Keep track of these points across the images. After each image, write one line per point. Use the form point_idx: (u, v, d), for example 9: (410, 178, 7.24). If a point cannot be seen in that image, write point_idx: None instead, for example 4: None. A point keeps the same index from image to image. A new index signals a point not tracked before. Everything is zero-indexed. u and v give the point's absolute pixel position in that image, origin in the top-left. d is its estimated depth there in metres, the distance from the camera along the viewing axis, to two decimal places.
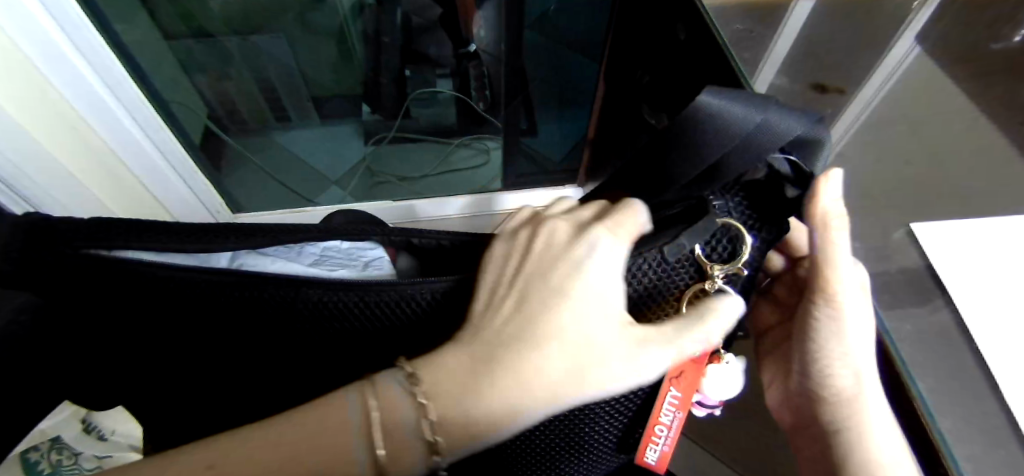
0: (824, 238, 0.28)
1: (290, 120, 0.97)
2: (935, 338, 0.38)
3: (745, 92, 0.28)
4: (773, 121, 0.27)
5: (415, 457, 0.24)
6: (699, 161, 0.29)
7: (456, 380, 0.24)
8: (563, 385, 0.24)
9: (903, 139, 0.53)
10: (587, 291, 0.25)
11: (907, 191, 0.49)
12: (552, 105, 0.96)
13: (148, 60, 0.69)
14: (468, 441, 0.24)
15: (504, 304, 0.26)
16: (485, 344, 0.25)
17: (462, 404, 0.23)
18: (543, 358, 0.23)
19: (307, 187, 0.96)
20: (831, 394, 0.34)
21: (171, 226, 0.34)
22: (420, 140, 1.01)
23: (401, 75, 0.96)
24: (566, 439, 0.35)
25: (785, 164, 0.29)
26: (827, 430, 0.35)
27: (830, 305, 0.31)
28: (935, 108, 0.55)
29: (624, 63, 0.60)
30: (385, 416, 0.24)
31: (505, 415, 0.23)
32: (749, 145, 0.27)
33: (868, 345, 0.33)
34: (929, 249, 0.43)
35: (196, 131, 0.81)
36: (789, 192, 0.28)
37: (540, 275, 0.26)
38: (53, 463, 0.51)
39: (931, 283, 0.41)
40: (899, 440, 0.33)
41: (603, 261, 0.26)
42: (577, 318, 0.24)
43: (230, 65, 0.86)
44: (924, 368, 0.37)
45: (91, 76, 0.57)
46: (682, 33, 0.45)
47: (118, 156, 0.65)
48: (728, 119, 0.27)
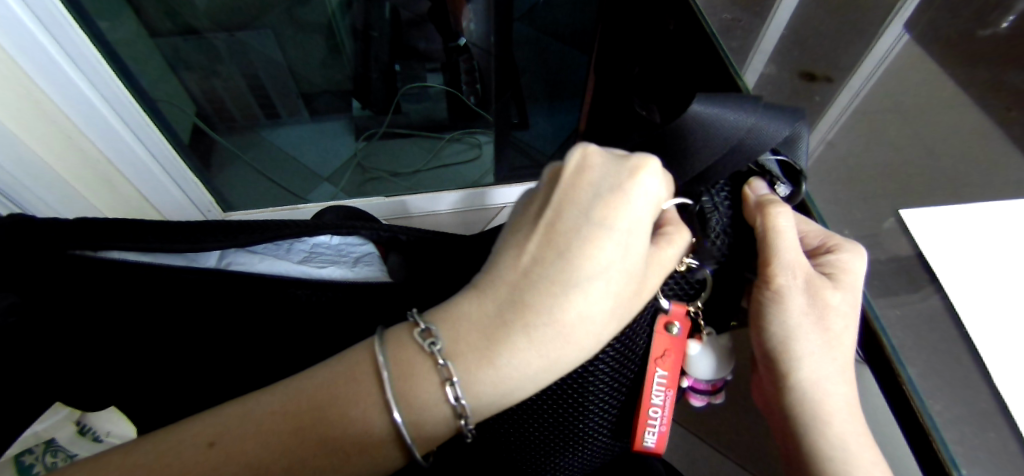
0: (766, 224, 0.30)
1: (280, 117, 0.96)
2: (924, 324, 0.39)
3: (732, 99, 0.31)
4: (763, 124, 0.30)
5: (443, 415, 0.26)
6: (689, 169, 0.31)
7: (490, 328, 0.25)
8: (606, 324, 0.26)
9: (892, 127, 0.53)
10: (629, 221, 0.26)
11: (897, 179, 0.49)
12: (544, 98, 0.96)
13: (134, 60, 0.68)
14: (498, 396, 0.26)
15: (531, 240, 0.27)
16: (513, 287, 0.26)
17: (490, 356, 0.25)
18: (580, 302, 0.25)
19: (299, 185, 0.95)
20: (779, 382, 0.33)
21: (170, 222, 0.35)
22: (410, 135, 1.00)
23: (390, 69, 0.95)
24: (565, 434, 0.36)
25: (777, 166, 0.33)
26: (784, 423, 0.33)
27: (772, 292, 0.32)
28: (925, 95, 0.55)
29: (614, 55, 0.59)
30: (403, 377, 0.25)
31: (551, 359, 0.25)
32: (742, 149, 0.30)
33: (823, 334, 0.32)
34: (919, 238, 0.43)
35: (185, 130, 0.79)
36: (781, 190, 0.33)
37: (578, 209, 0.27)
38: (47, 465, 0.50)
39: (922, 270, 0.41)
40: (858, 435, 0.31)
41: (646, 193, 0.27)
42: (618, 256, 0.25)
43: (217, 62, 0.85)
44: (913, 352, 0.38)
45: (79, 77, 0.56)
46: (671, 24, 0.45)
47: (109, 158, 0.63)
48: (716, 128, 0.30)
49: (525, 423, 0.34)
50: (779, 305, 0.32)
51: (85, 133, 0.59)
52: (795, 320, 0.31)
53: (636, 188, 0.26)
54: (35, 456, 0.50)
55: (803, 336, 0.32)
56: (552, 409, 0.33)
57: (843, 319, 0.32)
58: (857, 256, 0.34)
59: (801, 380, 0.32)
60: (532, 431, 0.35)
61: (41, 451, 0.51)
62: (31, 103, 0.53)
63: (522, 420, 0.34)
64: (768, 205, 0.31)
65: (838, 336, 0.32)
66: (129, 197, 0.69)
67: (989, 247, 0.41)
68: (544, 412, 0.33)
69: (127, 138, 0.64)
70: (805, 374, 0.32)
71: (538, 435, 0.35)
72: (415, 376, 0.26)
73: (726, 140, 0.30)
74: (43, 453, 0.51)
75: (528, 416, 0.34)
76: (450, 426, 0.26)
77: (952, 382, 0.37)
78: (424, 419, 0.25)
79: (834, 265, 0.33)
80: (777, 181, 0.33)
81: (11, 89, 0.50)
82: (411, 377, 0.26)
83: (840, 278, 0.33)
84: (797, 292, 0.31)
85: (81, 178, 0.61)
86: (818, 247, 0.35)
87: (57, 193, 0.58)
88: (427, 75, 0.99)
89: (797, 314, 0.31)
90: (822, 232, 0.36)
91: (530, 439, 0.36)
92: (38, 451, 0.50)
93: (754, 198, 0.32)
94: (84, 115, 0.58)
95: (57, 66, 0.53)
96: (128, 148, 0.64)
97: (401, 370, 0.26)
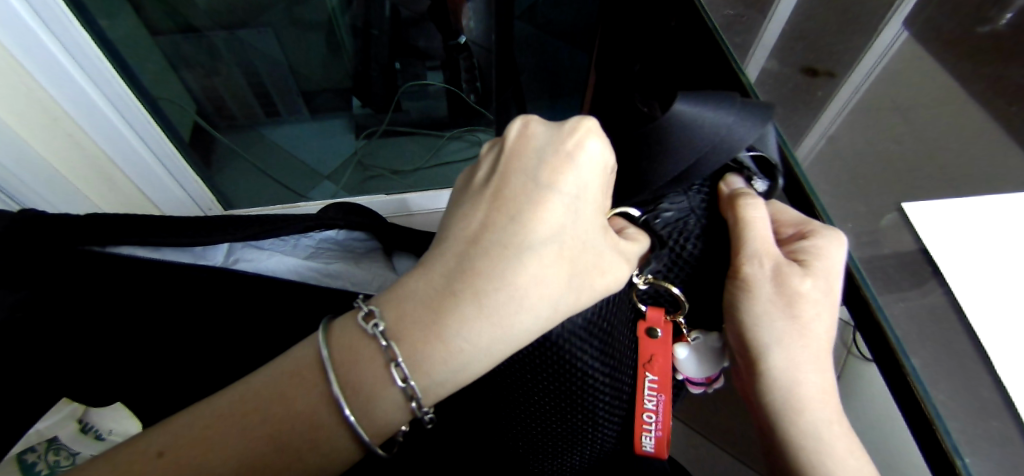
0: (735, 216, 0.31)
1: (280, 115, 0.95)
2: (928, 319, 0.39)
3: (710, 100, 0.31)
4: (745, 119, 0.30)
5: (390, 396, 0.25)
6: (672, 166, 0.30)
7: (435, 299, 0.25)
8: (563, 287, 0.25)
9: (892, 123, 0.53)
10: (572, 184, 0.26)
11: (898, 175, 0.49)
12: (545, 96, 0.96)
13: (134, 58, 0.68)
14: (451, 372, 0.25)
15: (479, 208, 0.27)
16: (460, 255, 0.26)
17: (439, 330, 0.24)
18: (533, 264, 0.25)
19: (299, 183, 0.95)
20: (748, 371, 0.33)
21: (198, 219, 0.38)
22: (410, 132, 1.01)
23: (390, 67, 0.94)
24: (570, 443, 0.36)
25: (752, 161, 0.32)
26: (761, 415, 0.33)
27: (743, 284, 0.31)
28: (926, 92, 0.55)
29: (615, 53, 0.59)
30: (344, 365, 0.25)
31: (505, 326, 0.24)
32: (723, 141, 0.29)
33: (792, 323, 0.31)
34: (922, 233, 0.43)
35: (185, 128, 0.79)
36: (758, 185, 0.33)
37: (525, 177, 0.27)
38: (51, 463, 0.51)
39: (925, 264, 0.42)
40: (831, 425, 0.31)
41: (590, 160, 0.27)
42: (571, 221, 0.26)
43: (218, 60, 0.85)
44: (917, 345, 0.38)
45: (79, 75, 0.55)
46: (673, 20, 0.46)
47: (109, 156, 0.63)
48: (698, 126, 0.30)
49: (528, 430, 0.35)
50: (746, 293, 0.31)
51: (86, 131, 0.59)
52: (760, 309, 0.31)
53: (585, 159, 0.27)
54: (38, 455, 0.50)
55: (769, 325, 0.31)
56: (556, 420, 0.33)
57: (816, 307, 0.31)
58: (830, 241, 0.34)
59: (775, 373, 0.31)
60: (535, 437, 0.35)
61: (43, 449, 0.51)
62: (33, 101, 0.52)
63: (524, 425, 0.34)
64: (737, 198, 0.31)
65: (809, 324, 0.31)
66: (129, 195, 0.69)
67: (993, 241, 0.41)
68: (548, 422, 0.34)
69: (127, 136, 0.64)
70: (771, 364, 0.31)
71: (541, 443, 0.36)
72: (357, 361, 0.25)
73: (711, 137, 0.29)
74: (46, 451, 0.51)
75: (528, 420, 0.34)
76: (403, 409, 0.26)
77: (957, 375, 0.37)
78: (373, 403, 0.25)
79: (808, 252, 0.33)
80: (754, 175, 0.32)
81: (11, 86, 0.50)
82: (356, 360, 0.25)
83: (811, 264, 0.32)
84: (764, 281, 0.31)
85: (81, 176, 0.61)
86: (793, 235, 0.35)
87: (58, 191, 0.58)
88: (427, 73, 0.99)
89: (763, 303, 0.31)
90: (797, 220, 0.36)
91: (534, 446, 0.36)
92: (41, 450, 0.51)
93: (727, 192, 0.32)
94: (84, 112, 0.58)
95: (56, 62, 0.52)
96: (128, 146, 0.64)
97: (347, 356, 0.25)
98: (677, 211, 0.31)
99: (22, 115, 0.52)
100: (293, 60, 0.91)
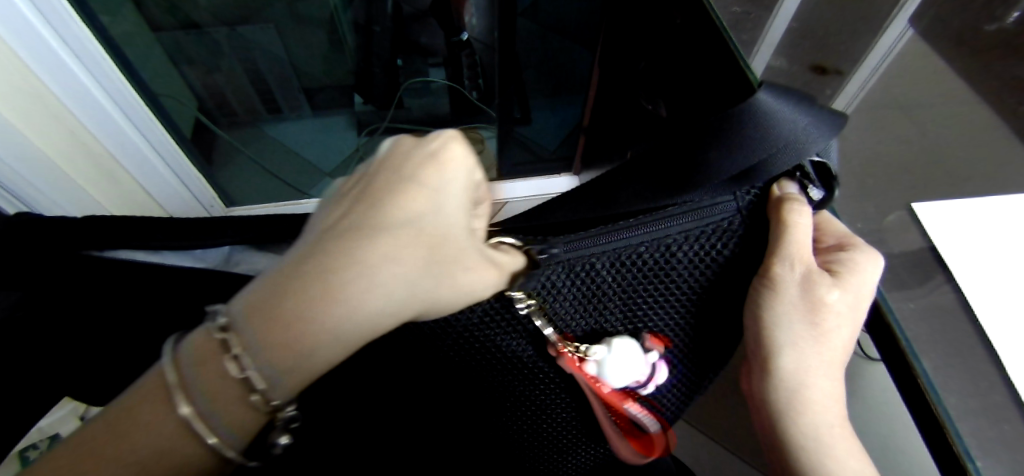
0: (782, 218, 0.29)
1: (281, 112, 0.95)
2: (939, 319, 0.41)
3: (792, 96, 0.29)
4: (819, 124, 0.28)
5: (242, 401, 0.21)
6: (739, 160, 0.28)
7: (278, 287, 0.20)
8: (420, 270, 0.22)
9: (888, 124, 0.57)
10: (440, 177, 0.23)
11: (891, 171, 0.52)
12: (546, 94, 0.94)
13: (135, 54, 0.67)
14: (296, 362, 0.21)
15: (343, 202, 0.23)
16: (312, 244, 0.22)
17: (280, 317, 0.20)
18: (390, 245, 0.21)
19: (298, 179, 0.94)
20: (758, 369, 0.32)
21: (238, 219, 0.39)
22: (412, 129, 0.98)
23: (391, 64, 0.93)
24: (573, 421, 0.38)
25: (813, 167, 0.30)
26: (765, 414, 0.32)
27: (773, 288, 0.30)
28: (925, 93, 0.58)
29: (619, 50, 0.58)
30: (191, 364, 0.21)
31: (348, 308, 0.20)
32: (795, 146, 0.27)
33: (811, 328, 0.30)
34: (931, 230, 0.45)
35: (186, 125, 0.79)
36: (813, 193, 0.31)
37: (391, 170, 0.23)
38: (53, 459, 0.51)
39: (934, 263, 0.43)
40: (836, 430, 0.30)
41: (459, 157, 0.24)
42: (434, 209, 0.22)
43: (219, 57, 0.86)
44: (927, 346, 0.40)
45: (82, 73, 0.55)
46: (679, 17, 0.42)
47: (112, 153, 0.63)
48: (780, 123, 0.28)
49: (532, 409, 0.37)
50: (772, 293, 0.30)
51: (89, 129, 0.59)
52: (783, 310, 0.30)
53: (454, 155, 0.24)
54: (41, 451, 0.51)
55: (786, 326, 0.30)
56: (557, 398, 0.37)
57: (840, 316, 0.30)
58: (872, 258, 0.32)
59: (791, 379, 0.30)
60: (538, 416, 0.38)
61: (45, 445, 0.52)
62: (38, 99, 0.53)
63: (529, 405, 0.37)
64: (786, 201, 0.29)
65: (829, 331, 0.30)
66: (132, 192, 0.69)
67: (996, 242, 0.42)
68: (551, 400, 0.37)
69: (130, 133, 0.64)
70: (786, 365, 0.30)
71: (546, 420, 0.38)
72: (202, 362, 0.21)
73: (786, 137, 0.27)
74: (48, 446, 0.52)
75: (534, 399, 0.37)
76: (256, 412, 0.22)
77: (966, 377, 0.38)
78: (227, 409, 0.21)
79: (844, 264, 0.31)
80: (811, 183, 0.31)
81: (15, 84, 0.50)
82: (204, 363, 0.21)
83: (842, 273, 0.31)
84: (792, 285, 0.29)
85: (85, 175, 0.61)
86: (833, 245, 0.34)
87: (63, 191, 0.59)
88: (428, 69, 0.97)
89: (787, 305, 0.30)
90: (842, 232, 0.34)
91: (539, 424, 0.39)
92: (42, 447, 0.51)
93: (779, 195, 0.30)
94: (86, 110, 0.57)
95: (59, 59, 0.52)
96: (131, 144, 0.64)
97: (195, 359, 0.21)
98: (718, 209, 0.30)
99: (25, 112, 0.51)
100: (295, 56, 0.91)
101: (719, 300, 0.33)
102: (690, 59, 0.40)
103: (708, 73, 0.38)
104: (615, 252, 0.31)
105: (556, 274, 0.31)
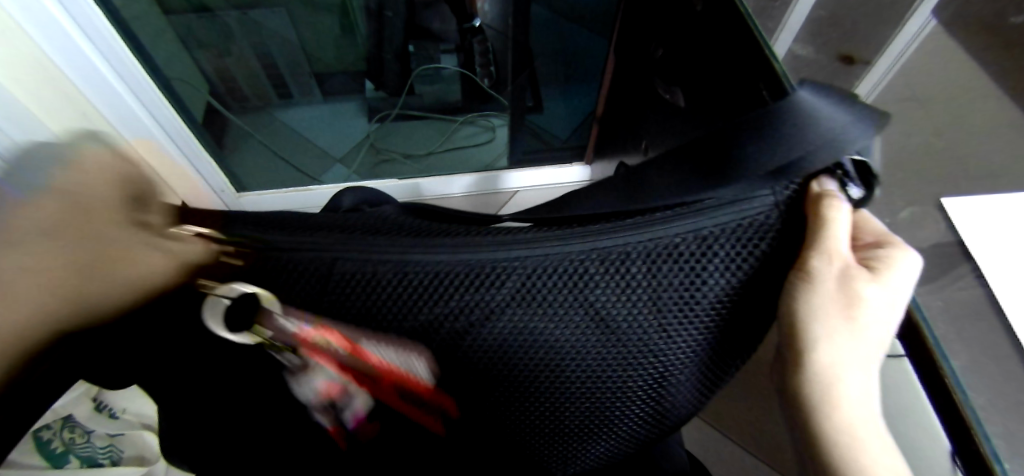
0: (818, 212, 0.27)
1: (292, 96, 0.95)
2: (970, 315, 0.42)
3: (829, 92, 0.26)
4: (860, 118, 0.25)
5: None
6: (773, 157, 0.24)
7: None
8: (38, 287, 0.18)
9: (911, 115, 0.56)
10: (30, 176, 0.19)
11: (910, 166, 0.53)
12: (559, 82, 0.94)
13: (147, 35, 0.68)
14: None
15: None
16: None
17: None
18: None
19: (312, 165, 0.96)
20: (789, 364, 0.32)
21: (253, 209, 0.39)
22: (424, 117, 1.00)
23: (403, 50, 0.92)
24: (591, 421, 0.34)
25: (850, 163, 0.27)
26: (796, 408, 0.32)
27: (808, 284, 0.29)
28: (945, 85, 0.57)
29: (637, 35, 0.57)
30: None
31: None
32: (835, 143, 0.24)
33: (844, 324, 0.29)
34: (960, 225, 0.46)
35: (198, 108, 0.80)
36: (852, 192, 0.28)
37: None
38: (66, 442, 0.43)
39: (959, 252, 0.45)
40: (872, 425, 0.30)
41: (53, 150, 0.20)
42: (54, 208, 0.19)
43: (230, 41, 0.84)
44: (959, 346, 0.41)
45: (87, 48, 0.58)
46: (699, 4, 0.41)
47: (117, 129, 0.66)
48: (818, 119, 0.25)
49: (543, 409, 0.33)
50: (807, 288, 0.29)
51: (96, 104, 0.62)
52: (820, 306, 0.29)
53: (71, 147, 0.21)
54: (53, 432, 0.42)
55: (822, 320, 0.29)
56: (575, 398, 0.32)
57: (873, 312, 0.29)
58: (911, 257, 0.31)
59: (824, 374, 0.30)
60: (550, 415, 0.33)
61: (59, 426, 0.43)
62: (41, 66, 0.55)
63: (539, 404, 0.32)
64: (822, 199, 0.27)
65: (862, 326, 0.30)
66: None
67: (1010, 234, 0.44)
68: (567, 400, 0.32)
69: (137, 112, 0.66)
70: (823, 358, 0.30)
71: (560, 419, 0.34)
72: None
73: (825, 135, 0.24)
74: (62, 429, 0.43)
75: (548, 398, 0.32)
76: None
77: (996, 375, 0.40)
78: None
79: (880, 260, 0.31)
80: (849, 181, 0.28)
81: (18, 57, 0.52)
82: None
83: (881, 272, 0.30)
84: (827, 279, 0.29)
85: None
86: (870, 242, 0.32)
87: None
88: (440, 56, 0.95)
89: (822, 299, 0.29)
90: (880, 229, 0.33)
91: (550, 423, 0.34)
92: (56, 426, 0.42)
93: (819, 191, 0.27)
94: (93, 85, 0.61)
95: (62, 33, 0.54)
96: (139, 123, 0.67)
97: None
98: (754, 205, 0.27)
99: (38, 94, 0.53)
100: None
101: (754, 299, 0.29)
102: (711, 47, 0.40)
103: (730, 59, 0.37)
104: (651, 243, 0.26)
105: (590, 258, 0.26)
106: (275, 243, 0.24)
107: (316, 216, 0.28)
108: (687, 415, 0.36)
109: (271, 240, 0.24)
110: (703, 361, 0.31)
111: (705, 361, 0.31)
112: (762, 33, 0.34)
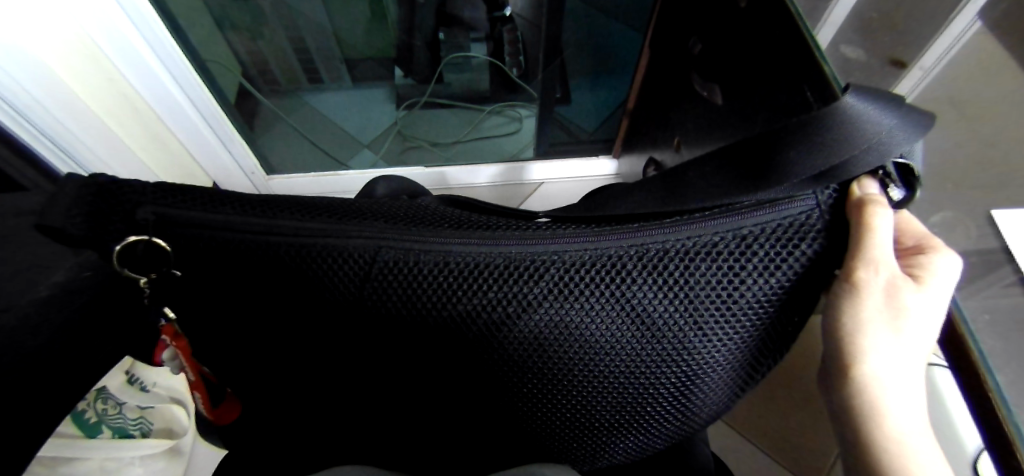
0: (862, 220, 0.26)
1: (322, 81, 0.96)
2: (1013, 327, 0.41)
3: (876, 91, 0.26)
4: (905, 123, 0.25)
5: None
6: (817, 163, 0.25)
7: None
8: None
9: (957, 117, 0.55)
10: None
11: (954, 173, 0.51)
12: (589, 75, 0.93)
13: (186, 18, 0.68)
14: None
15: None
16: None
17: None
18: None
19: (340, 150, 0.98)
20: (836, 377, 0.31)
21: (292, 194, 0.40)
22: (451, 105, 1.01)
23: (434, 38, 0.92)
24: (623, 417, 0.34)
25: (894, 165, 0.28)
26: (845, 424, 0.31)
27: (855, 295, 0.28)
28: (991, 87, 0.56)
29: (675, 29, 0.56)
30: None
31: None
32: (878, 148, 0.25)
33: (892, 335, 0.28)
34: (1009, 234, 0.46)
35: (230, 89, 0.81)
36: (893, 193, 0.28)
37: None
38: (98, 412, 0.57)
39: (1004, 259, 0.45)
40: (929, 439, 0.29)
41: None
42: None
43: (263, 24, 0.83)
44: (1004, 356, 0.40)
45: (132, 32, 0.60)
46: (743, 1, 0.41)
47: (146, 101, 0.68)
48: (865, 124, 0.25)
49: (577, 404, 0.34)
50: (854, 296, 0.28)
51: (125, 76, 0.64)
52: (869, 317, 0.28)
53: None
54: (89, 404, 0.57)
55: (871, 330, 0.28)
56: (610, 394, 0.33)
57: (920, 323, 0.28)
58: (953, 261, 0.29)
59: (875, 388, 0.29)
60: (583, 411, 0.34)
61: (93, 399, 0.57)
62: (75, 38, 0.57)
63: (573, 399, 0.33)
64: (868, 203, 0.26)
65: (910, 336, 0.28)
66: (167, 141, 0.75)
67: None
68: (602, 396, 0.33)
69: (172, 93, 0.68)
70: (869, 374, 0.29)
71: (593, 415, 0.34)
72: None
73: (866, 139, 0.25)
74: (95, 402, 0.57)
75: (581, 393, 0.33)
76: None
77: None
78: None
79: (923, 267, 0.29)
80: (892, 182, 0.28)
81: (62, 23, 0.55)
82: None
83: (923, 278, 0.29)
84: (877, 288, 0.28)
85: (117, 117, 0.66)
86: (912, 247, 0.31)
87: (101, 141, 0.64)
88: (469, 45, 0.93)
89: (872, 307, 0.28)
90: (923, 232, 0.31)
91: (583, 418, 0.35)
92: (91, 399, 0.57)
93: (861, 196, 0.27)
94: (126, 61, 0.62)
95: (104, 14, 0.56)
96: (172, 100, 0.69)
97: None
98: (798, 207, 0.27)
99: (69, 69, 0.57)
100: (339, 28, 0.90)
101: (795, 304, 0.29)
102: (753, 44, 0.40)
103: (774, 58, 0.37)
104: (688, 242, 0.28)
105: (626, 256, 0.28)
106: (213, 220, 0.25)
107: (357, 203, 0.30)
108: (716, 414, 0.36)
109: (208, 216, 0.25)
110: (735, 360, 0.31)
111: (739, 361, 0.32)
112: (807, 30, 0.34)
